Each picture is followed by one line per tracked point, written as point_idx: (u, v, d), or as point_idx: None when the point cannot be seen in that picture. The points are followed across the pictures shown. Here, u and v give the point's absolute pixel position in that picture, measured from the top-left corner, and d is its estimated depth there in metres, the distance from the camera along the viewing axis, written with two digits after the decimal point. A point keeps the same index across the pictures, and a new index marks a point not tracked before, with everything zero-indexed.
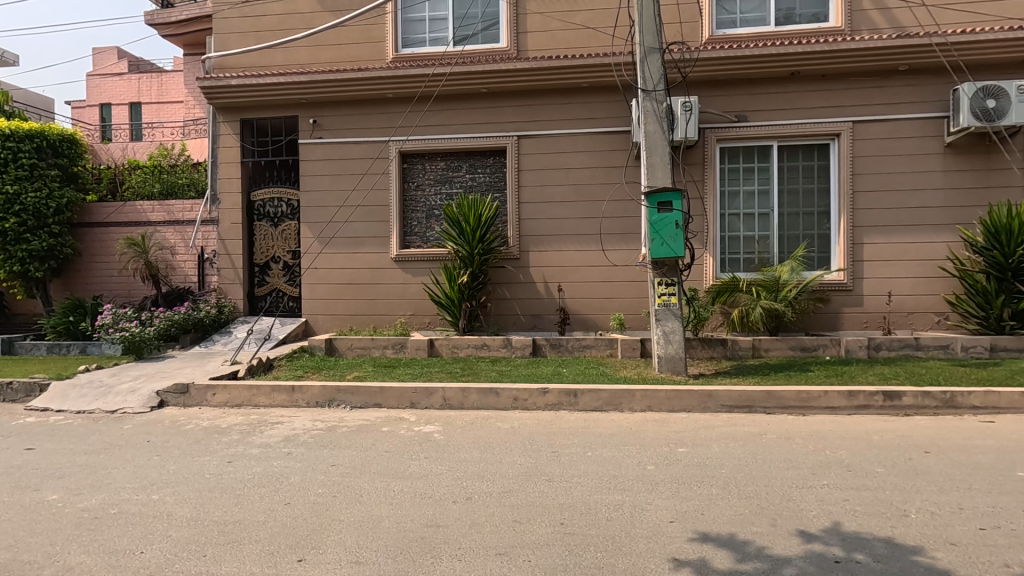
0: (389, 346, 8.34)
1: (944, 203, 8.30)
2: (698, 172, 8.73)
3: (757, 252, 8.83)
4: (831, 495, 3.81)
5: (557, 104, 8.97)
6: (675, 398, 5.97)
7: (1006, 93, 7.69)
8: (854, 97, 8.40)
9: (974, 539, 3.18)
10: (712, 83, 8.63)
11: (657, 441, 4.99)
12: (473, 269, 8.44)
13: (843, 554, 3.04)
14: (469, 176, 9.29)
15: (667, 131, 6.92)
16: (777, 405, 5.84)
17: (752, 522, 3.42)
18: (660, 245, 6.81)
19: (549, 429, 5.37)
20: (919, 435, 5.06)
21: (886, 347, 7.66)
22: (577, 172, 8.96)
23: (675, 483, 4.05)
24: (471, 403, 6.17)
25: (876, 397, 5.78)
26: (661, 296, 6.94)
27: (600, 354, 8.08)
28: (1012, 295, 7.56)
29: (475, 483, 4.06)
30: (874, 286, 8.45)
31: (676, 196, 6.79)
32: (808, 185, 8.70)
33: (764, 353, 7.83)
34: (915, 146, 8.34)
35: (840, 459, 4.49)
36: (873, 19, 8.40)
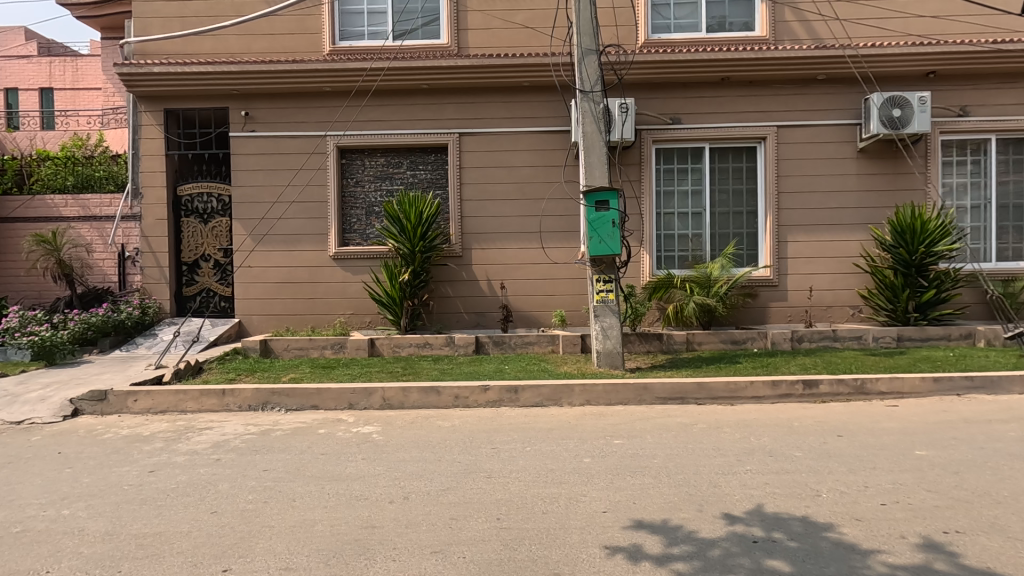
0: (328, 346, 8.14)
1: (859, 204, 8.93)
2: (635, 172, 8.99)
3: (690, 250, 9.20)
4: (754, 479, 4.04)
5: (498, 102, 9.00)
6: (613, 392, 6.15)
7: (909, 103, 8.36)
8: (778, 103, 8.89)
9: (877, 514, 3.45)
10: (648, 86, 8.91)
11: (595, 434, 5.12)
12: (414, 266, 8.36)
13: (762, 534, 3.23)
14: (410, 173, 9.17)
15: (604, 132, 7.08)
16: (707, 396, 6.13)
17: (680, 508, 3.57)
18: (599, 243, 6.98)
19: (490, 426, 5.41)
20: (834, 420, 5.43)
21: (808, 339, 8.15)
22: (518, 170, 9.02)
23: (610, 474, 4.18)
24: (412, 403, 6.12)
25: (797, 386, 6.17)
26: (599, 292, 7.12)
27: (542, 351, 8.18)
28: (916, 289, 8.24)
29: (412, 482, 4.04)
30: (797, 282, 8.98)
31: (613, 196, 6.99)
32: (738, 186, 9.13)
33: (697, 346, 8.17)
34: (833, 150, 8.91)
35: (763, 445, 4.76)
36: (795, 30, 8.92)
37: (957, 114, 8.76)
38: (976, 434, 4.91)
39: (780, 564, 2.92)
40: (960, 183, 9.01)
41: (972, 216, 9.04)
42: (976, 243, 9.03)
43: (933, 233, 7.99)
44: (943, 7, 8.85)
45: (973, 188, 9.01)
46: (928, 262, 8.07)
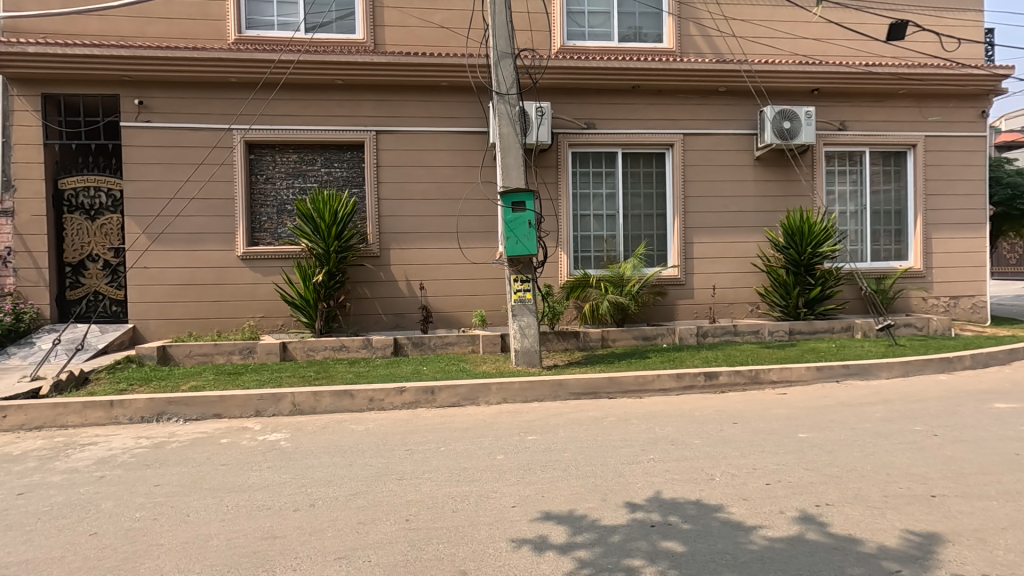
0: (235, 351, 7.70)
1: (755, 209, 9.65)
2: (552, 174, 9.21)
3: (605, 251, 9.56)
4: (655, 467, 4.27)
5: (416, 101, 8.91)
6: (529, 389, 6.28)
7: (797, 117, 9.16)
8: (683, 112, 9.43)
9: (761, 492, 3.76)
10: (563, 91, 9.17)
11: (510, 431, 5.21)
12: (329, 267, 8.08)
13: (659, 518, 3.41)
14: (324, 170, 8.87)
15: (520, 134, 7.20)
16: (618, 389, 6.40)
17: (586, 499, 3.71)
18: (515, 243, 7.10)
19: (405, 428, 5.36)
20: (731, 409, 5.85)
21: (711, 334, 8.71)
22: (437, 170, 8.99)
23: (521, 469, 4.27)
24: (325, 408, 5.94)
25: (698, 378, 6.59)
26: (517, 291, 7.24)
27: (461, 351, 8.20)
28: (805, 286, 9.02)
29: (320, 489, 3.93)
30: (702, 281, 9.58)
31: (529, 197, 7.13)
32: (648, 190, 9.60)
33: (611, 343, 8.51)
34: (733, 158, 9.58)
35: (666, 435, 5.04)
36: (698, 44, 9.52)
37: (837, 128, 9.69)
38: (849, 416, 5.47)
39: (673, 545, 3.09)
40: (840, 191, 9.98)
41: (851, 221, 10.04)
42: (854, 245, 10.05)
43: (818, 236, 8.77)
44: (825, 30, 9.78)
45: (851, 195, 10.01)
46: (814, 261, 8.86)
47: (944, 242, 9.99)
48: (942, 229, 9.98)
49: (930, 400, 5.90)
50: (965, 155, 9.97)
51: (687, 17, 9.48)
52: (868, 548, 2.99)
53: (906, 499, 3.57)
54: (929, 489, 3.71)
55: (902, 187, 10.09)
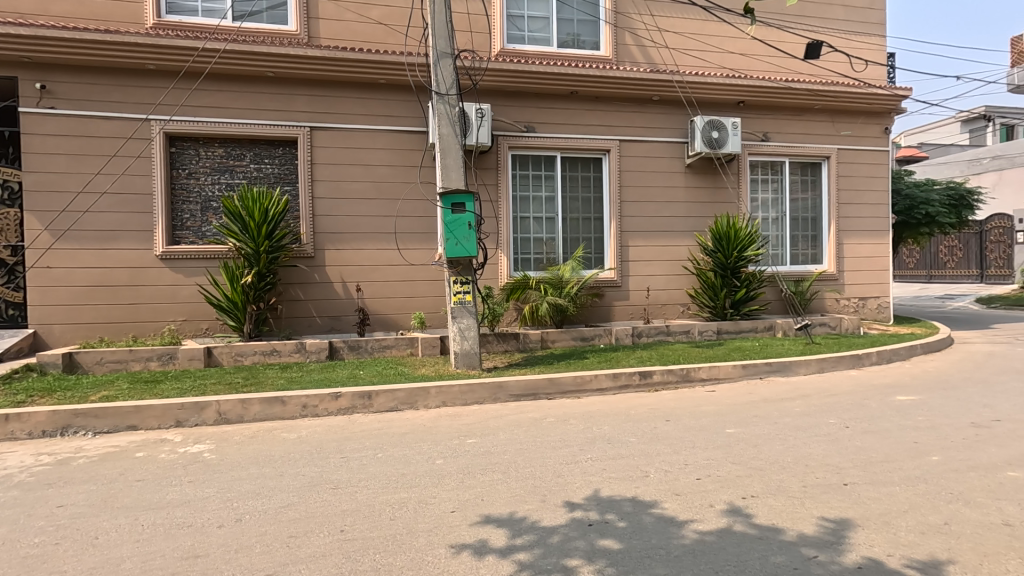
0: (153, 358, 7.19)
1: (686, 214, 10.06)
2: (492, 176, 9.22)
3: (545, 253, 9.67)
4: (593, 466, 4.35)
5: (353, 98, 8.66)
6: (468, 392, 6.25)
7: (724, 127, 9.64)
8: (619, 118, 9.70)
9: (693, 487, 3.91)
10: (503, 93, 9.20)
11: (449, 435, 5.15)
12: (258, 268, 7.69)
13: (597, 517, 3.47)
14: (253, 166, 8.44)
15: (460, 135, 7.16)
16: (557, 390, 6.48)
17: (526, 500, 3.72)
18: (455, 244, 7.04)
19: (341, 435, 5.19)
20: (664, 407, 6.06)
21: (646, 335, 9.00)
22: (375, 169, 8.78)
23: (461, 473, 4.23)
24: (254, 415, 5.66)
25: (634, 377, 6.79)
26: (457, 293, 7.19)
27: (400, 354, 8.05)
28: (731, 288, 9.51)
29: (248, 502, 3.72)
30: (637, 283, 9.88)
31: (469, 198, 7.10)
32: (586, 193, 9.80)
33: (551, 344, 8.62)
34: (666, 165, 9.95)
35: (603, 434, 5.16)
36: (633, 54, 9.83)
37: (760, 139, 10.28)
38: (771, 411, 5.80)
39: (610, 543, 3.14)
40: (763, 199, 10.59)
41: (773, 226, 10.67)
42: (776, 249, 10.69)
43: (743, 241, 9.25)
44: (749, 47, 10.37)
45: (773, 203, 10.64)
46: (740, 265, 9.34)
47: (854, 247, 10.81)
48: (852, 235, 10.80)
49: (842, 394, 6.36)
50: (872, 168, 10.84)
51: (623, 26, 9.77)
52: (789, 537, 3.17)
53: (822, 488, 3.82)
54: (842, 477, 4.00)
55: (817, 196, 10.84)
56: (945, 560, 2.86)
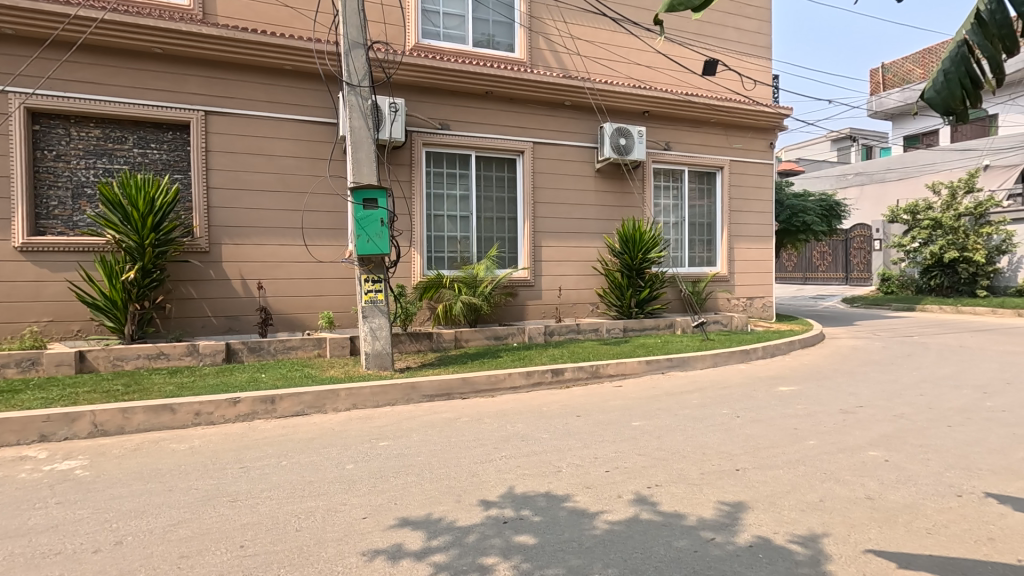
0: (10, 364, 6.30)
1: (596, 216, 10.45)
2: (405, 173, 9.02)
3: (459, 252, 9.62)
4: (507, 464, 4.38)
5: (254, 82, 8.11)
6: (380, 394, 6.07)
7: (631, 135, 10.12)
8: (533, 120, 9.88)
9: (603, 479, 4.06)
10: (418, 89, 9.05)
11: (360, 438, 4.98)
12: (143, 264, 6.96)
13: (512, 513, 3.50)
14: (137, 150, 7.65)
15: (373, 129, 6.93)
16: (471, 389, 6.47)
17: (440, 502, 3.67)
18: (366, 241, 6.82)
19: (241, 443, 4.84)
20: (575, 402, 6.24)
21: (557, 333, 9.24)
22: (279, 160, 8.27)
23: (373, 477, 4.09)
24: (137, 426, 5.12)
25: (546, 374, 6.94)
26: (368, 292, 6.96)
27: (306, 355, 7.66)
28: (636, 288, 10.01)
29: (132, 522, 3.37)
30: (549, 282, 10.11)
31: (381, 194, 6.89)
32: (500, 193, 9.86)
33: (464, 343, 8.60)
34: (577, 168, 10.27)
35: (516, 431, 5.22)
36: (546, 58, 10.05)
37: (663, 148, 10.91)
38: (672, 403, 6.17)
39: (526, 538, 3.19)
40: (665, 205, 11.24)
41: (673, 230, 11.36)
42: (676, 252, 11.39)
43: (648, 243, 9.72)
44: (653, 60, 10.96)
45: (674, 208, 11.34)
46: (644, 266, 9.83)
47: (743, 251, 11.78)
48: (741, 240, 11.77)
49: (733, 386, 6.90)
50: (758, 179, 11.86)
51: (537, 30, 9.95)
52: (690, 521, 3.38)
53: (717, 474, 4.12)
54: (734, 463, 4.34)
55: (712, 203, 11.68)
56: (821, 533, 3.19)
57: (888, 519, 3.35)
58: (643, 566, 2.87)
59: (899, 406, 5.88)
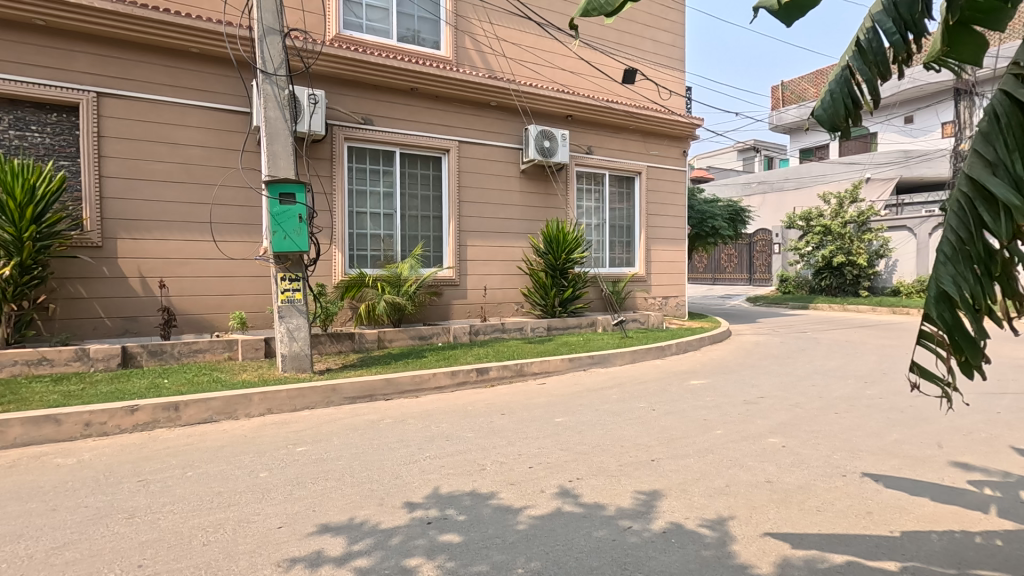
0: None
1: (521, 217, 10.58)
2: (325, 168, 8.69)
3: (382, 250, 9.39)
4: (432, 464, 4.35)
5: (156, 64, 7.50)
6: (297, 397, 5.81)
7: (555, 138, 10.34)
8: (458, 119, 9.84)
9: (527, 475, 4.13)
10: (339, 81, 8.75)
11: (276, 444, 4.74)
12: (21, 259, 6.22)
13: (437, 514, 3.47)
14: (14, 132, 6.85)
15: (290, 121, 6.62)
16: (394, 390, 6.35)
17: (362, 506, 3.57)
18: (283, 238, 6.51)
19: (140, 454, 4.46)
20: (499, 401, 6.29)
21: (482, 332, 9.26)
22: (184, 150, 7.69)
23: (289, 485, 3.91)
24: (14, 441, 4.59)
25: (471, 373, 6.94)
26: (285, 291, 6.64)
27: (215, 358, 7.17)
28: (560, 288, 10.24)
29: (7, 548, 3.01)
30: (475, 282, 10.13)
31: (299, 189, 6.61)
32: (425, 191, 9.74)
33: (388, 343, 8.43)
34: (503, 169, 10.35)
35: (441, 431, 5.18)
36: (472, 58, 10.05)
37: (585, 152, 11.24)
38: (593, 399, 6.38)
39: (451, 537, 3.18)
40: (587, 207, 11.59)
41: (595, 232, 11.74)
42: (598, 253, 11.77)
43: (571, 244, 9.95)
44: (576, 66, 11.28)
45: (595, 211, 11.71)
46: (568, 266, 10.07)
47: (659, 252, 12.38)
48: (658, 242, 12.36)
49: (650, 381, 7.23)
50: (673, 185, 12.51)
51: (463, 29, 9.92)
52: (610, 511, 3.51)
53: (635, 465, 4.31)
54: (650, 454, 4.56)
55: (631, 206, 12.18)
56: (727, 516, 3.43)
57: (785, 500, 3.65)
58: (565, 558, 2.95)
59: (794, 396, 6.43)
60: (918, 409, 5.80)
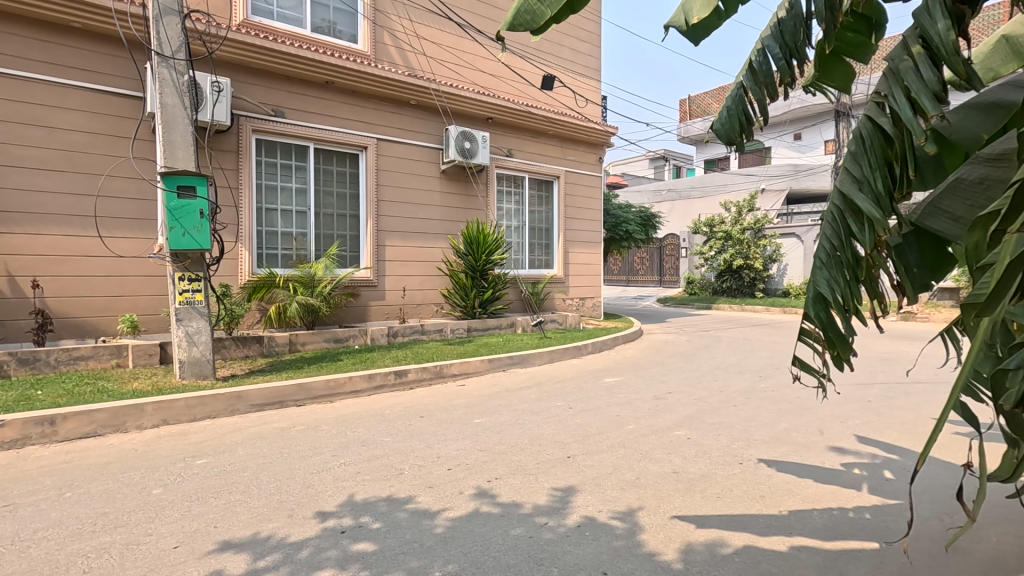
0: None
1: (441, 217, 10.51)
2: (230, 160, 8.14)
3: (294, 249, 8.96)
4: (347, 471, 4.20)
5: (29, 38, 6.71)
6: (197, 406, 5.41)
7: (475, 139, 10.36)
8: (377, 116, 9.59)
9: (445, 478, 4.10)
10: (247, 70, 8.25)
11: (172, 458, 4.38)
12: None
13: (350, 522, 3.36)
14: None
15: (191, 109, 6.15)
16: (306, 396, 6.07)
17: (270, 518, 3.39)
18: (180, 235, 6.04)
19: (8, 476, 3.96)
20: (418, 403, 6.21)
21: (401, 334, 9.07)
22: (62, 134, 6.92)
23: (188, 500, 3.63)
24: None
25: (389, 376, 6.78)
26: (183, 292, 6.16)
27: (100, 366, 6.51)
28: (480, 289, 10.27)
29: None
30: (393, 282, 9.91)
31: (201, 182, 6.15)
32: (342, 189, 9.40)
33: (300, 347, 8.06)
34: (422, 168, 10.22)
35: (357, 436, 5.03)
36: (391, 54, 9.85)
37: (505, 154, 11.36)
38: (512, 399, 6.46)
39: (365, 546, 3.09)
40: (507, 209, 11.72)
41: (515, 234, 11.89)
42: (517, 254, 11.93)
43: (491, 246, 9.96)
44: (496, 69, 11.37)
45: (515, 213, 11.86)
46: (488, 267, 10.10)
47: (577, 255, 12.75)
48: (575, 245, 12.73)
49: (566, 380, 7.45)
50: (590, 190, 12.94)
51: (382, 24, 9.69)
52: (526, 509, 3.58)
53: (551, 463, 4.40)
54: (566, 451, 4.68)
55: (550, 210, 12.45)
56: (636, 507, 3.59)
57: (688, 489, 3.88)
58: (482, 558, 2.97)
59: (698, 390, 6.86)
60: (803, 399, 6.39)
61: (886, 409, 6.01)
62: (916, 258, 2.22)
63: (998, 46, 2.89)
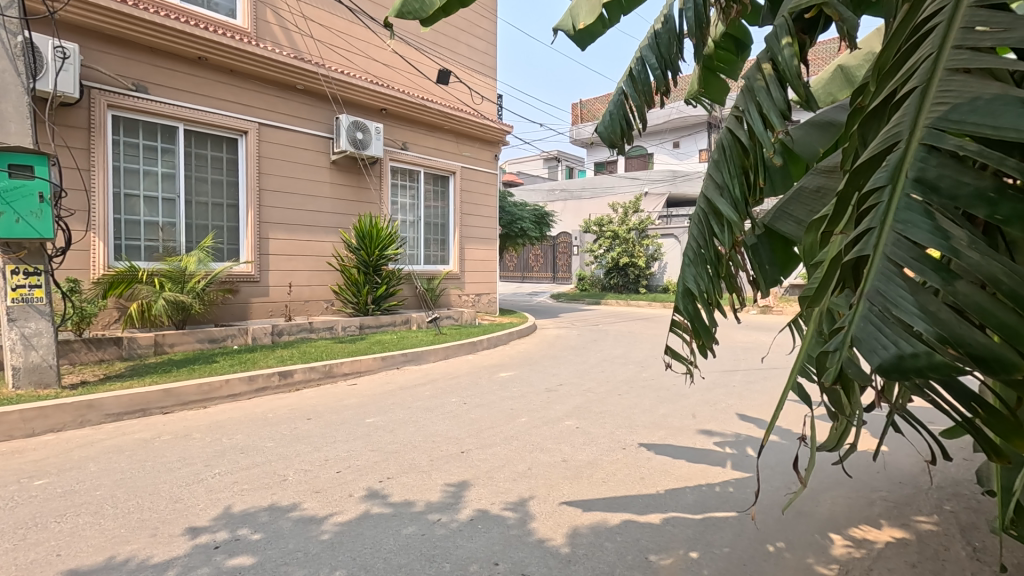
0: None
1: (331, 210, 10.03)
2: (79, 137, 7.15)
3: (160, 240, 8.09)
4: (222, 481, 3.89)
5: None
6: (37, 418, 4.71)
7: (367, 129, 10.02)
8: (258, 99, 8.93)
9: (333, 481, 3.93)
10: (100, 36, 7.29)
11: (2, 479, 3.78)
12: None
13: (226, 536, 3.11)
14: None
15: (27, 75, 5.32)
16: (175, 403, 5.53)
17: (129, 540, 3.04)
18: (11, 221, 5.12)
19: None
20: (305, 405, 5.90)
21: (287, 333, 8.54)
22: None
23: (23, 527, 3.16)
24: None
25: (273, 378, 6.37)
26: (17, 288, 5.34)
27: None
28: (373, 285, 9.95)
29: None
30: (278, 278, 9.30)
31: (41, 161, 5.34)
32: (217, 175, 8.65)
33: (168, 348, 7.30)
34: (310, 158, 9.68)
35: (234, 443, 4.66)
36: (275, 33, 9.23)
37: (400, 147, 11.10)
38: (406, 397, 6.35)
39: (243, 559, 2.88)
40: (402, 203, 11.47)
41: (410, 229, 11.68)
42: (412, 249, 11.73)
43: (385, 241, 9.71)
44: (390, 58, 11.07)
45: (410, 207, 11.65)
46: (381, 262, 9.82)
47: (472, 251, 12.80)
48: (471, 241, 12.77)
49: (461, 376, 7.46)
50: (486, 186, 13.04)
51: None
52: (418, 507, 3.53)
53: (444, 459, 4.39)
54: (459, 446, 4.69)
55: (446, 205, 12.37)
56: (527, 497, 3.70)
57: (576, 475, 4.07)
58: (372, 560, 2.89)
59: (586, 381, 7.20)
60: (678, 386, 6.96)
61: (747, 392, 6.71)
62: (767, 256, 2.49)
63: (835, 75, 3.37)
